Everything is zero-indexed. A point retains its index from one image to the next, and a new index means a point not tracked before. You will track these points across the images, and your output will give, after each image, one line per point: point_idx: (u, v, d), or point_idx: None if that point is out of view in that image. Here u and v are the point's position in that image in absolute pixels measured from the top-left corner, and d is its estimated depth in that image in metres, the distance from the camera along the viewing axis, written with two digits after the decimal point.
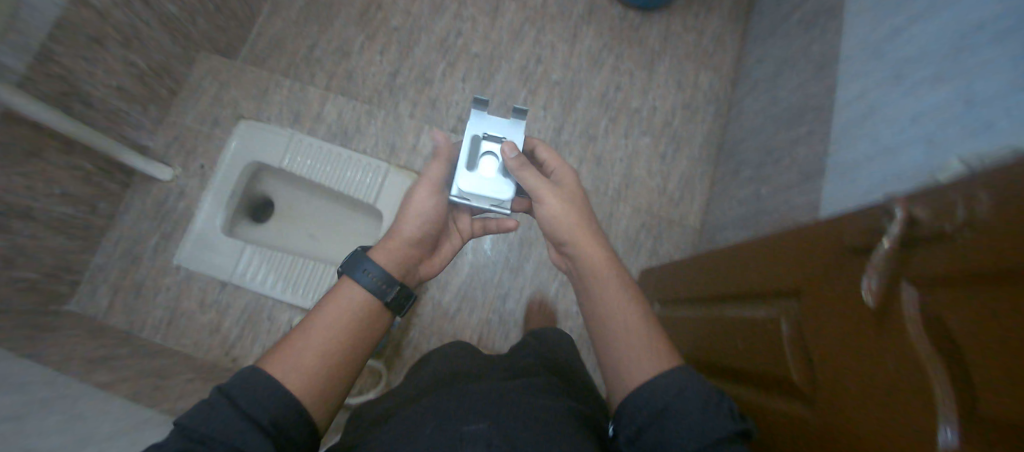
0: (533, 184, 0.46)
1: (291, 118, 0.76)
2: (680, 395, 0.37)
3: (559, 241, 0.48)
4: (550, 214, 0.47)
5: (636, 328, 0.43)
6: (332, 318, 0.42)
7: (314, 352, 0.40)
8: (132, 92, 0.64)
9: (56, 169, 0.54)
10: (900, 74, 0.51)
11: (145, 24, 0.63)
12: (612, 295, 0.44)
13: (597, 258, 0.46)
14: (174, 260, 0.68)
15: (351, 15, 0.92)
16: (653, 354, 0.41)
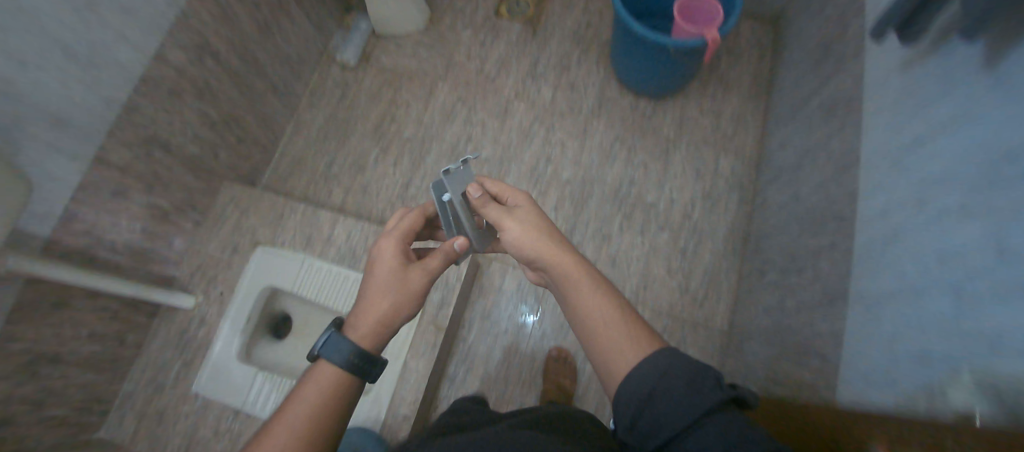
0: (495, 216, 0.49)
1: (302, 243, 0.82)
2: (664, 376, 0.34)
3: (529, 257, 0.48)
4: (518, 235, 0.47)
5: (613, 321, 0.40)
6: (316, 392, 0.40)
7: (303, 425, 0.38)
8: (158, 231, 0.75)
9: (81, 314, 0.64)
10: (927, 196, 0.42)
11: (169, 172, 0.74)
12: (583, 292, 0.43)
13: (570, 264, 0.45)
14: (193, 389, 0.74)
15: (367, 130, 1.00)
16: (631, 343, 0.38)
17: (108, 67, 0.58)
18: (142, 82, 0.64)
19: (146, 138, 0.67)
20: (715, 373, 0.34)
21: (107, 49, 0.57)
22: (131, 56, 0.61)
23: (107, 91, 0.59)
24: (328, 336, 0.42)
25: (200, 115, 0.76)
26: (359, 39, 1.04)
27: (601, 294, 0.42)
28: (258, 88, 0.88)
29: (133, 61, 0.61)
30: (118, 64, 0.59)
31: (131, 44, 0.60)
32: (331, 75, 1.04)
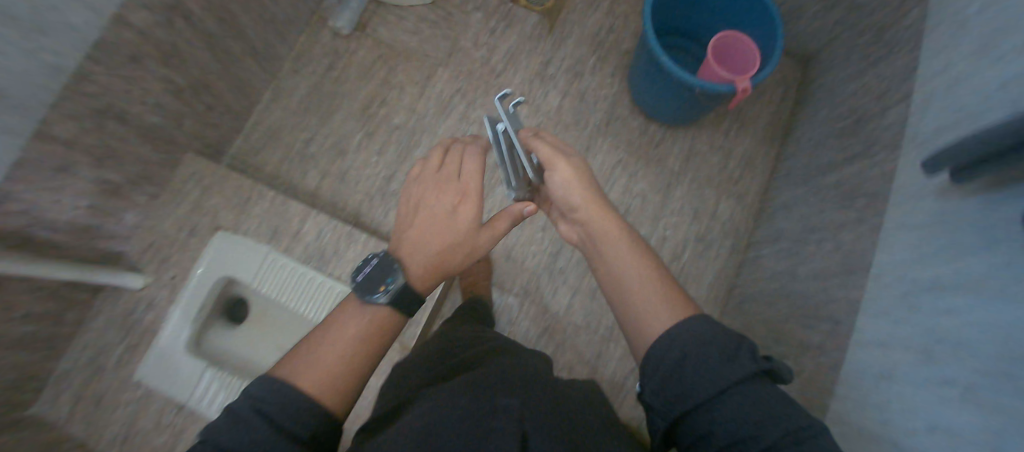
0: (546, 155, 0.51)
1: (268, 234, 0.76)
2: (702, 344, 0.35)
3: (570, 208, 0.51)
4: (565, 180, 0.50)
5: (648, 281, 0.44)
6: (353, 326, 0.43)
7: (338, 366, 0.40)
8: (107, 206, 0.69)
9: (15, 296, 0.59)
10: (936, 356, 0.39)
11: (121, 140, 0.66)
12: (618, 253, 0.47)
13: (610, 227, 0.49)
14: (136, 374, 0.74)
15: (352, 109, 0.90)
16: (666, 305, 0.41)
17: (59, 31, 0.50)
18: (96, 46, 0.55)
19: (98, 109, 0.60)
20: (751, 345, 0.35)
21: (57, 9, 0.48)
22: (85, 18, 0.52)
23: (55, 58, 0.51)
24: (375, 266, 0.46)
25: (163, 82, 0.68)
26: (356, 4, 0.92)
27: (639, 256, 0.46)
28: (236, 52, 0.78)
29: (90, 24, 0.53)
30: (70, 27, 0.51)
31: (88, 5, 0.52)
32: (320, 41, 0.93)
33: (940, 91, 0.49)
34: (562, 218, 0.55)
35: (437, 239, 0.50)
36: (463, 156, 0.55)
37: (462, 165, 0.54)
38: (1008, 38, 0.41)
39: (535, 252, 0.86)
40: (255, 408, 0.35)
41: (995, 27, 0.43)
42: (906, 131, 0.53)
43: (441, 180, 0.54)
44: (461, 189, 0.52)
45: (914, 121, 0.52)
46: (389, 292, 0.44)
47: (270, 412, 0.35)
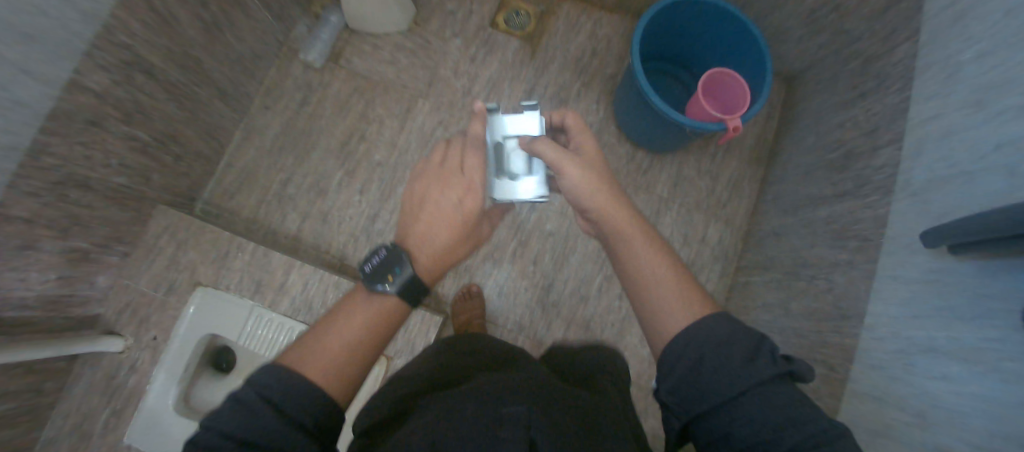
0: (553, 156, 0.52)
1: (251, 288, 0.74)
2: (720, 345, 0.35)
3: (584, 207, 0.52)
4: (576, 180, 0.51)
5: (661, 277, 0.44)
6: (359, 317, 0.45)
7: (344, 360, 0.41)
8: (76, 272, 0.66)
9: None
10: (936, 411, 0.39)
11: (87, 206, 0.63)
12: (636, 247, 0.47)
13: (623, 221, 0.49)
14: (125, 437, 0.74)
15: (331, 146, 0.87)
16: (686, 303, 0.41)
17: (7, 109, 0.45)
18: (51, 117, 0.51)
19: (58, 180, 0.56)
20: (772, 345, 0.36)
21: (5, 86, 0.44)
22: (35, 90, 0.48)
23: (7, 139, 0.47)
24: (383, 255, 0.48)
25: (128, 140, 0.64)
26: (328, 35, 0.89)
27: (656, 251, 0.46)
28: (203, 96, 0.74)
29: (40, 95, 0.49)
30: (19, 102, 0.47)
31: (36, 76, 0.47)
32: (291, 73, 0.89)
33: (931, 144, 0.50)
34: (579, 214, 0.56)
35: (444, 230, 0.52)
36: (467, 147, 0.54)
37: (467, 156, 0.54)
38: (994, 102, 0.43)
39: (526, 286, 0.84)
40: (261, 396, 0.34)
41: (982, 89, 0.45)
42: (913, 176, 0.51)
43: (449, 171, 0.54)
44: (465, 182, 0.53)
45: (906, 172, 0.53)
46: (396, 283, 0.46)
47: (276, 398, 0.34)
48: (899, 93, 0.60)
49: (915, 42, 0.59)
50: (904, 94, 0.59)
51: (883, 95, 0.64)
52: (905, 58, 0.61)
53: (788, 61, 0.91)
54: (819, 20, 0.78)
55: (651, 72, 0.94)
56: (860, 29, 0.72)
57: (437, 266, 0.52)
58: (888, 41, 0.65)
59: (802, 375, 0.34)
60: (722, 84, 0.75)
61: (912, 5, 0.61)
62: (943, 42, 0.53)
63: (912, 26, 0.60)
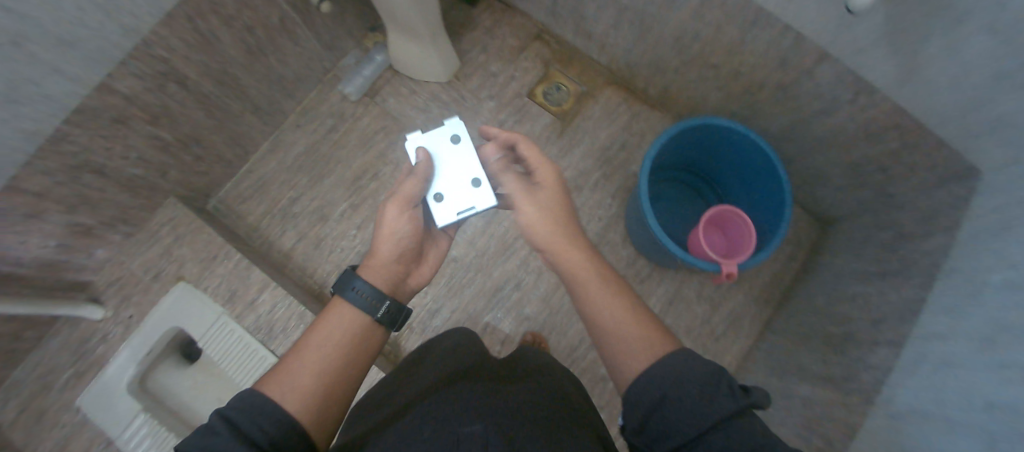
0: (515, 190, 0.53)
1: (225, 296, 0.79)
2: (679, 381, 0.36)
3: (539, 247, 0.53)
4: (530, 219, 0.52)
5: (623, 319, 0.45)
6: (322, 336, 0.44)
7: (309, 372, 0.41)
8: (77, 244, 0.72)
9: None
10: None
11: (99, 190, 0.69)
12: (598, 292, 0.47)
13: (577, 265, 0.50)
14: (76, 401, 0.76)
15: (344, 177, 0.90)
16: (644, 346, 0.41)
17: (34, 102, 0.49)
18: (77, 112, 0.56)
19: (74, 165, 0.61)
20: (730, 378, 0.36)
21: (36, 84, 0.48)
22: (67, 88, 0.52)
23: (30, 126, 0.51)
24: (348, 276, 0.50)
25: (149, 138, 0.69)
26: (369, 72, 0.93)
27: (612, 294, 0.47)
28: (235, 108, 0.80)
29: (71, 94, 0.53)
30: (50, 98, 0.51)
31: (71, 77, 0.52)
32: (329, 100, 0.93)
33: (925, 368, 0.47)
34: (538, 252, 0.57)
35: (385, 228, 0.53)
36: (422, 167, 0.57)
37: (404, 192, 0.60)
38: (995, 353, 0.38)
39: None
40: (220, 415, 0.35)
41: (989, 331, 0.40)
42: (888, 410, 0.49)
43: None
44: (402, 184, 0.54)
45: (891, 389, 0.50)
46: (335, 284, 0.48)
47: (233, 418, 0.35)
48: (916, 291, 0.56)
49: (950, 238, 0.55)
50: (922, 295, 0.55)
51: (902, 285, 0.60)
52: (934, 251, 0.57)
53: (821, 204, 0.86)
54: (856, 177, 0.74)
55: (671, 180, 0.93)
56: (901, 197, 0.67)
57: (395, 279, 0.52)
58: (927, 222, 0.60)
59: (758, 404, 0.35)
60: (732, 222, 0.77)
61: (947, 196, 0.57)
62: (972, 259, 0.48)
63: (949, 220, 0.56)
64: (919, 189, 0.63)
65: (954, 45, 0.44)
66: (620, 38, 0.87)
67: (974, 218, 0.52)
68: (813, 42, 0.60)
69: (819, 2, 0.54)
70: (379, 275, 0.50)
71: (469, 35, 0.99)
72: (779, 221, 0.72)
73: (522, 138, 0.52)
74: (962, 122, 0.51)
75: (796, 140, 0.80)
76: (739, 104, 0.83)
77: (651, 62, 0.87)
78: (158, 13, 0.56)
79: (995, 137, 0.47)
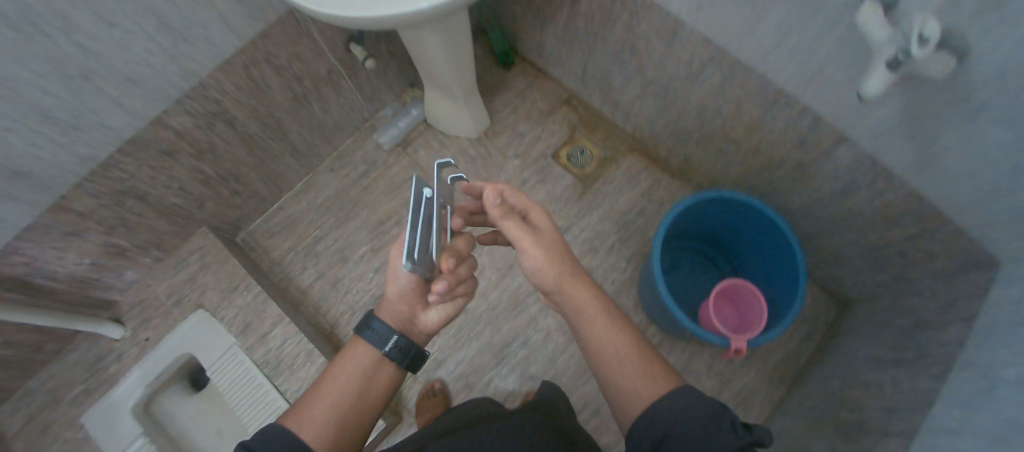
0: (515, 234, 0.46)
1: (239, 328, 0.80)
2: (680, 419, 0.36)
3: (545, 287, 0.48)
4: (536, 264, 0.46)
5: (627, 357, 0.43)
6: (342, 372, 0.44)
7: (326, 404, 0.42)
8: (110, 263, 0.75)
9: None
10: None
11: (140, 214, 0.73)
12: (601, 329, 0.45)
13: (584, 300, 0.47)
14: (81, 418, 0.75)
15: (368, 221, 0.94)
16: (650, 382, 0.40)
17: (92, 129, 0.56)
18: (130, 142, 0.62)
19: (120, 189, 0.66)
20: (732, 416, 0.36)
21: (97, 113, 0.55)
22: (124, 119, 0.58)
23: (82, 149, 0.57)
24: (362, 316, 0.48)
25: (193, 171, 0.74)
26: (404, 125, 1.00)
27: (617, 331, 0.45)
28: (275, 149, 0.86)
29: (127, 124, 0.59)
30: (106, 126, 0.57)
31: (128, 109, 0.58)
32: (364, 147, 1.00)
33: None
34: None
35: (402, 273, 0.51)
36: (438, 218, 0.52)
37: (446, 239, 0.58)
38: None
39: None
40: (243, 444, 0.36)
41: (997, 430, 0.35)
42: None
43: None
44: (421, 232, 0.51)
45: None
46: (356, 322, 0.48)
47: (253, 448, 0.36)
48: (930, 380, 0.53)
49: (966, 328, 0.52)
50: (936, 386, 0.51)
51: (918, 374, 0.56)
52: (952, 340, 0.54)
53: (841, 286, 0.83)
54: (875, 262, 0.71)
55: (688, 250, 0.94)
56: (918, 285, 0.65)
57: (407, 319, 0.50)
58: (946, 311, 0.58)
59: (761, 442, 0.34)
60: (746, 298, 0.75)
61: (968, 287, 0.55)
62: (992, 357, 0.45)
63: (968, 309, 0.53)
64: (934, 275, 0.61)
65: (970, 136, 0.45)
66: (644, 109, 0.91)
67: (995, 307, 0.49)
68: (830, 124, 0.61)
69: (835, 88, 0.56)
70: (392, 315, 0.49)
71: (501, 96, 1.06)
72: (794, 296, 0.69)
73: (506, 186, 0.49)
74: (980, 212, 0.50)
75: (811, 225, 0.80)
76: (758, 182, 0.84)
77: (673, 134, 0.91)
78: (217, 60, 0.63)
79: (1015, 227, 0.46)
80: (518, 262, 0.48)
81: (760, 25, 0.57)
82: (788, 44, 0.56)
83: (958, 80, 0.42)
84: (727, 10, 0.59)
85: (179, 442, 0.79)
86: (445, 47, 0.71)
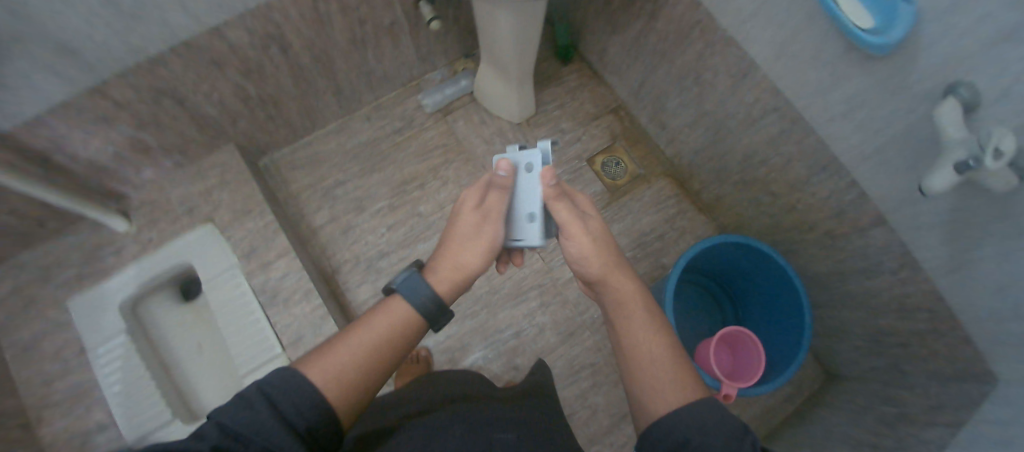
0: (564, 219, 0.51)
1: (243, 251, 0.80)
2: (703, 431, 0.33)
3: (593, 278, 0.51)
4: (583, 250, 0.50)
5: (661, 359, 0.42)
6: (371, 328, 0.41)
7: (352, 358, 0.38)
8: (131, 158, 0.74)
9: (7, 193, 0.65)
10: None
11: (173, 117, 0.72)
12: (639, 327, 0.45)
13: (627, 292, 0.49)
14: (69, 300, 0.76)
15: (392, 177, 0.94)
16: (679, 387, 0.38)
17: (150, 23, 0.54)
18: (183, 44, 0.60)
19: (161, 88, 0.65)
20: (755, 439, 0.33)
21: (160, 9, 0.53)
22: (183, 21, 0.57)
23: (135, 40, 0.55)
24: (408, 274, 0.45)
25: (235, 88, 0.73)
26: (450, 93, 0.98)
27: (654, 331, 0.45)
28: (319, 84, 0.84)
29: (184, 26, 0.57)
30: (165, 23, 0.55)
31: (190, 12, 0.56)
32: (405, 104, 0.98)
33: None
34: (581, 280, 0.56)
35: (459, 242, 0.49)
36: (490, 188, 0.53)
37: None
38: None
39: None
40: (259, 390, 0.34)
41: None
42: None
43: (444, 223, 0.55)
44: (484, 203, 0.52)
45: None
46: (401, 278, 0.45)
47: (274, 399, 0.33)
48: None
49: (950, 433, 0.55)
50: None
51: None
52: (933, 440, 0.57)
53: (831, 355, 0.84)
54: (876, 346, 0.73)
55: (693, 283, 0.94)
56: (911, 378, 0.66)
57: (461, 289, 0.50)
58: (933, 411, 0.60)
59: None
60: (744, 346, 0.76)
61: (959, 394, 0.56)
62: None
63: (955, 416, 0.56)
64: (929, 375, 0.63)
65: (1009, 254, 0.45)
66: (691, 138, 0.90)
67: (982, 422, 0.51)
68: (874, 205, 0.61)
69: (891, 172, 0.56)
70: (450, 282, 0.48)
71: (551, 88, 1.04)
72: (790, 359, 0.71)
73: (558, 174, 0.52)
74: (993, 327, 0.51)
75: (823, 292, 0.81)
76: (783, 238, 0.84)
77: (712, 170, 0.90)
78: None
79: (1021, 352, 0.47)
80: (564, 246, 0.52)
81: (834, 91, 0.57)
82: (857, 116, 0.56)
83: (1015, 196, 0.42)
84: (805, 66, 0.58)
85: (159, 348, 0.81)
86: (518, 27, 0.69)
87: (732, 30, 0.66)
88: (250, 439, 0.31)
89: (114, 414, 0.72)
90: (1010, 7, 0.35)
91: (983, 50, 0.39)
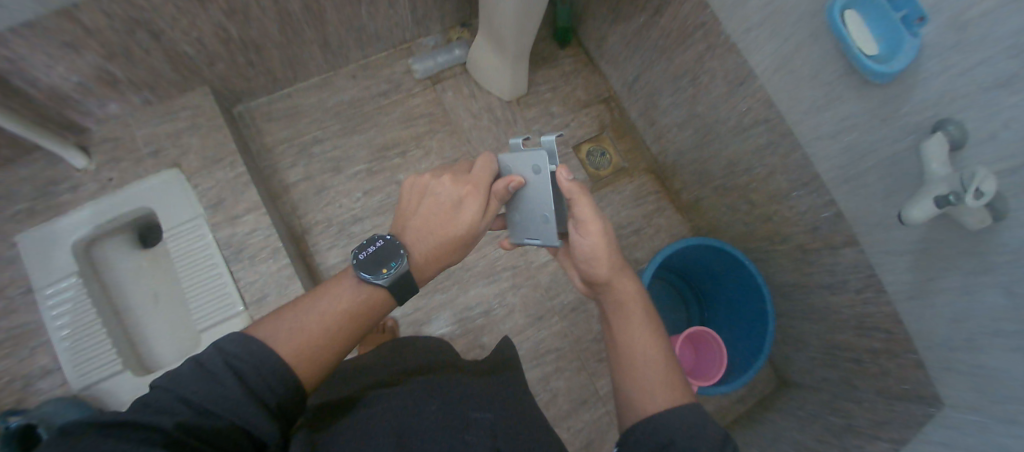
0: (586, 216, 0.46)
1: (209, 202, 0.77)
2: (688, 436, 0.35)
3: (592, 275, 0.49)
4: (592, 247, 0.47)
5: (653, 362, 0.43)
6: (333, 301, 0.42)
7: (317, 328, 0.39)
8: (96, 89, 0.70)
9: None
10: None
11: (146, 51, 0.67)
12: (635, 328, 0.45)
13: (626, 292, 0.48)
14: (18, 235, 0.73)
15: (374, 142, 0.90)
16: (667, 391, 0.40)
17: None
18: None
19: (136, 18, 0.60)
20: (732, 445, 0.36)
21: None
22: None
23: None
24: (399, 266, 0.43)
25: (217, 28, 0.69)
26: (443, 61, 0.95)
27: (649, 332, 0.45)
28: (307, 35, 0.80)
29: None
30: None
31: None
32: (394, 67, 0.94)
33: None
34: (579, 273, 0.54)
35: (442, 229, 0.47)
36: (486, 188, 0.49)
37: (424, 202, 0.49)
38: None
39: None
40: (227, 363, 0.34)
41: None
42: None
43: (438, 214, 0.48)
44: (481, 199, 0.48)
45: None
46: (389, 276, 0.43)
47: (243, 371, 0.34)
48: None
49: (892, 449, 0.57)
50: None
51: None
52: None
53: (789, 363, 0.86)
54: (830, 358, 0.74)
55: (663, 281, 0.95)
56: (861, 392, 0.68)
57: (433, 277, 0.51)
58: (878, 426, 0.62)
59: None
60: (708, 346, 0.77)
61: (905, 413, 0.58)
62: None
63: (899, 433, 0.57)
64: (877, 391, 0.64)
65: (970, 286, 0.46)
66: (679, 137, 0.89)
67: (923, 441, 0.53)
68: (848, 224, 0.60)
69: (868, 196, 0.55)
70: (426, 273, 0.48)
71: (546, 69, 1.01)
72: (751, 363, 0.72)
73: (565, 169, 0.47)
74: (945, 353, 0.52)
75: (787, 303, 0.82)
76: (755, 246, 0.84)
77: (695, 171, 0.89)
78: None
79: (967, 378, 0.49)
80: (572, 239, 0.49)
81: (825, 111, 0.56)
82: (844, 139, 0.55)
83: (989, 234, 0.42)
84: (802, 82, 0.57)
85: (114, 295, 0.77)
86: None
87: (735, 35, 0.64)
88: (217, 413, 0.32)
89: (61, 356, 0.70)
90: (1008, 55, 0.36)
91: (978, 93, 0.39)
